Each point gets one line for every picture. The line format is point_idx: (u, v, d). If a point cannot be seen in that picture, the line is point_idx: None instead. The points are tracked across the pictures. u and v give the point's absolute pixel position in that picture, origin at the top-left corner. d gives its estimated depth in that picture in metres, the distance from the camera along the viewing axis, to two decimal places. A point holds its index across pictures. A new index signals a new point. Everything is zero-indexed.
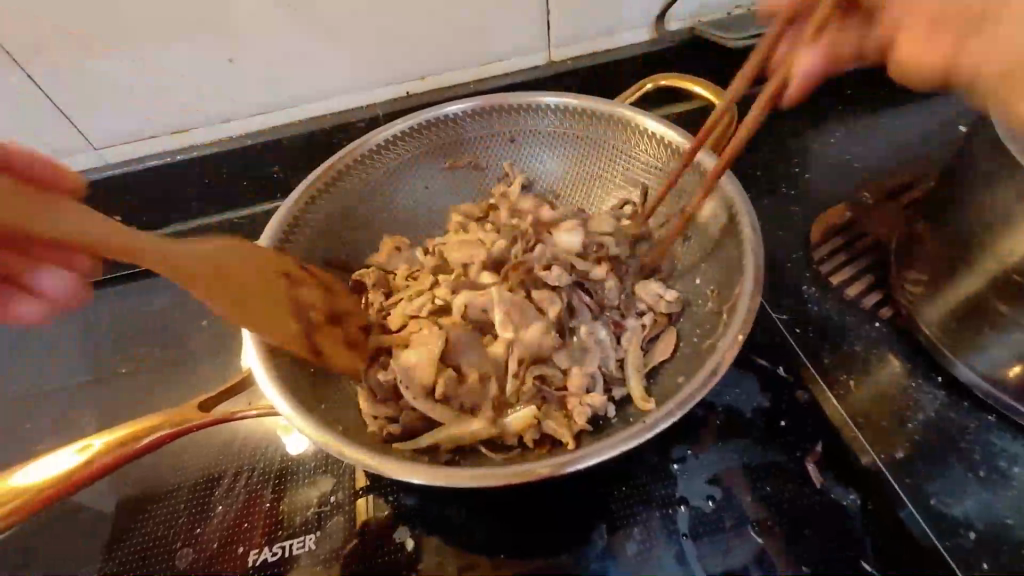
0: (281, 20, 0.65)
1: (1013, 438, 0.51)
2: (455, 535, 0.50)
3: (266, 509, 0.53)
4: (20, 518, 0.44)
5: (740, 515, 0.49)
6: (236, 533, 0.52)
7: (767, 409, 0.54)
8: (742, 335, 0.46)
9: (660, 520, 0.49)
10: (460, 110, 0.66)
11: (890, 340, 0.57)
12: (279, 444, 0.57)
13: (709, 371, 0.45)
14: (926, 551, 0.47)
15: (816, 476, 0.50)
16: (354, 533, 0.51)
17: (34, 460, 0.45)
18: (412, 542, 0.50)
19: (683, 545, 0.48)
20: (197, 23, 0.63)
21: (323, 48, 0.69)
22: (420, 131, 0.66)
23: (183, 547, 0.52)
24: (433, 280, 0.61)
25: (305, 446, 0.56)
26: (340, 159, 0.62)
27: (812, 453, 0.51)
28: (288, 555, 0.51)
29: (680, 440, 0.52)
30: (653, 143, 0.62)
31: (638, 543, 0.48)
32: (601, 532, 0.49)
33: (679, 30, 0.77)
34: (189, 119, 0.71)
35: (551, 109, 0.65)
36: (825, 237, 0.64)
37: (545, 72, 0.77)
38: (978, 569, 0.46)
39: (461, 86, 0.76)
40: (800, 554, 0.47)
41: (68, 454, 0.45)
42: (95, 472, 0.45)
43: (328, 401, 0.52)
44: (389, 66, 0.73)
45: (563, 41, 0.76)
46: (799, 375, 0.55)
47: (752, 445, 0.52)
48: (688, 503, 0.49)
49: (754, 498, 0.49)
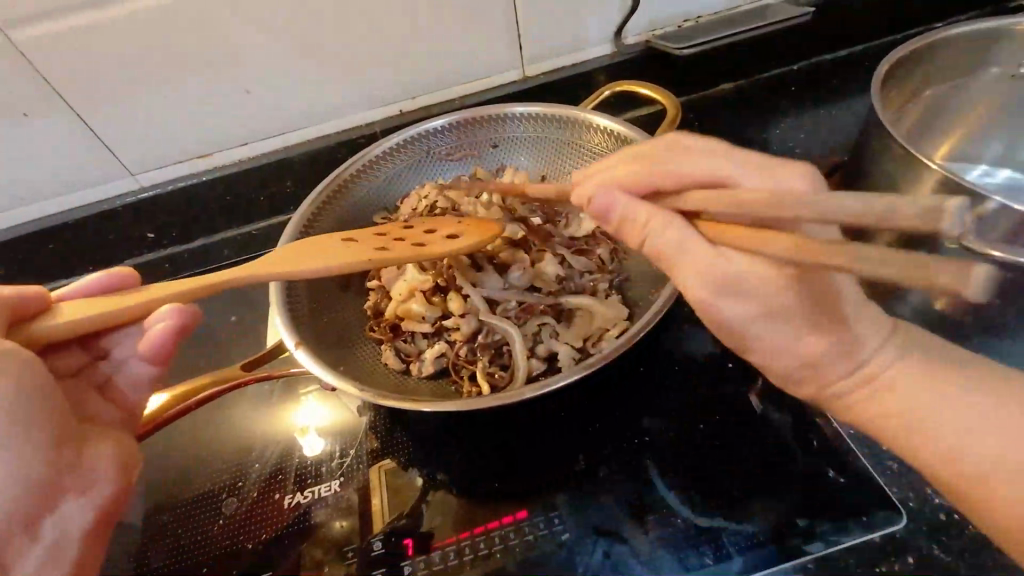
0: (287, 55, 0.77)
1: None
2: (457, 473, 0.59)
3: (296, 464, 0.62)
4: None
5: (694, 439, 0.56)
6: (272, 483, 0.61)
7: (718, 354, 0.62)
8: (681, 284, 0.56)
9: (628, 447, 0.57)
10: (443, 123, 0.77)
11: None
12: (297, 446, 0.64)
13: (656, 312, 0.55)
14: (858, 468, 0.53)
15: (757, 404, 0.58)
16: (370, 487, 0.59)
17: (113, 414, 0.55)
18: (420, 481, 0.59)
19: (647, 466, 0.56)
20: (215, 59, 0.75)
21: (325, 77, 0.81)
22: (409, 145, 0.78)
23: (228, 497, 0.61)
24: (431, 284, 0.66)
25: (319, 447, 0.63)
26: (346, 169, 0.74)
27: (753, 388, 0.59)
28: (317, 497, 0.59)
29: (644, 384, 0.61)
30: (608, 139, 0.73)
31: (610, 469, 0.56)
32: (580, 461, 0.57)
33: (635, 44, 0.90)
34: (212, 145, 0.83)
35: (522, 116, 0.76)
36: None
37: (520, 86, 0.89)
38: (891, 469, 0.53)
39: (446, 103, 0.88)
40: (745, 466, 0.54)
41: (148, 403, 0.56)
42: (162, 421, 0.55)
43: (346, 365, 0.62)
44: (383, 91, 0.85)
45: (534, 58, 0.88)
46: None
47: (703, 384, 0.60)
48: (650, 434, 0.58)
49: (705, 424, 0.57)
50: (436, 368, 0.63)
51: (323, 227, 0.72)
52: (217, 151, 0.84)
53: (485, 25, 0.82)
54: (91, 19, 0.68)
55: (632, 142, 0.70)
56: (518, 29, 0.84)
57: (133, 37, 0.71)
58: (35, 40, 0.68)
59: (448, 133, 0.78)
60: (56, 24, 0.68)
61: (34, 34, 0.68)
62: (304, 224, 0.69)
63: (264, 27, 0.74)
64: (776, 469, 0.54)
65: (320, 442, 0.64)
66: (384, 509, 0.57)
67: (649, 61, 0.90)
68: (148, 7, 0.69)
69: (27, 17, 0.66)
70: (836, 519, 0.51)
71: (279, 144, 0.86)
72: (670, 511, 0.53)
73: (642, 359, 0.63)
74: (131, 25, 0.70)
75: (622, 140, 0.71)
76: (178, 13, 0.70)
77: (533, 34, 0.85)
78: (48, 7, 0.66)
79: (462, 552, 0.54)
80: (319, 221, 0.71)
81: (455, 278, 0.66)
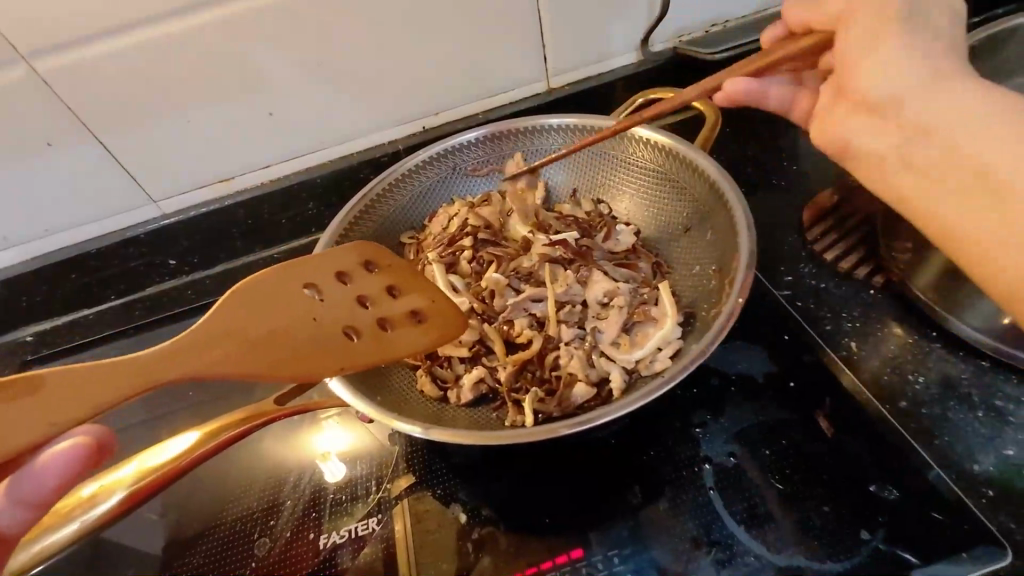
0: (310, 75, 0.76)
1: (1018, 382, 0.54)
2: (500, 506, 0.55)
3: (330, 498, 0.58)
4: (117, 512, 0.49)
5: (762, 468, 0.52)
6: (305, 522, 0.57)
7: (776, 373, 0.58)
8: (741, 299, 0.52)
9: (688, 477, 0.53)
10: (472, 137, 0.74)
11: (886, 304, 0.63)
12: (321, 471, 0.60)
13: (715, 332, 0.51)
14: (943, 495, 0.48)
15: (827, 427, 0.53)
16: (394, 524, 0.55)
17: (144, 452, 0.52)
18: (463, 517, 0.55)
19: (710, 496, 0.51)
20: (240, 85, 0.74)
21: (349, 95, 0.79)
22: (434, 161, 0.75)
23: (260, 538, 0.57)
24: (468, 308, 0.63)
25: (341, 475, 0.60)
26: (374, 187, 0.72)
27: (821, 408, 0.55)
28: (355, 537, 0.55)
29: (699, 407, 0.57)
30: (645, 147, 0.69)
31: (669, 501, 0.52)
32: (636, 493, 0.53)
33: (663, 51, 0.87)
34: (233, 170, 0.81)
35: (554, 128, 0.74)
36: (815, 221, 0.72)
37: (546, 98, 0.87)
38: (983, 496, 0.48)
39: (470, 118, 0.86)
40: (818, 496, 0.49)
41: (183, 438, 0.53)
42: (200, 456, 0.52)
43: (382, 393, 0.58)
44: (407, 108, 0.83)
45: (560, 70, 0.85)
46: (802, 341, 0.60)
47: (765, 406, 0.56)
48: (711, 461, 0.53)
49: (772, 451, 0.53)
50: (476, 394, 0.60)
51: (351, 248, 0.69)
52: (239, 175, 0.82)
53: (509, 41, 0.80)
54: (112, 46, 0.67)
55: (672, 151, 0.67)
56: (543, 40, 0.82)
57: (153, 63, 0.69)
58: (57, 69, 0.67)
59: (475, 148, 0.75)
60: (80, 52, 0.67)
61: (55, 63, 0.67)
62: (332, 247, 0.66)
63: (283, 48, 0.73)
64: (847, 500, 0.49)
65: (342, 467, 0.60)
66: (409, 535, 0.54)
67: (677, 68, 0.88)
68: (170, 32, 0.68)
69: (50, 47, 0.66)
70: (898, 539, 0.46)
71: (301, 165, 0.84)
72: (741, 550, 0.48)
73: (695, 381, 0.59)
74: (152, 52, 0.69)
75: (661, 149, 0.68)
76: (197, 37, 0.69)
77: (559, 43, 0.82)
78: (69, 35, 0.65)
79: None
80: (348, 242, 0.69)
81: (495, 302, 0.64)
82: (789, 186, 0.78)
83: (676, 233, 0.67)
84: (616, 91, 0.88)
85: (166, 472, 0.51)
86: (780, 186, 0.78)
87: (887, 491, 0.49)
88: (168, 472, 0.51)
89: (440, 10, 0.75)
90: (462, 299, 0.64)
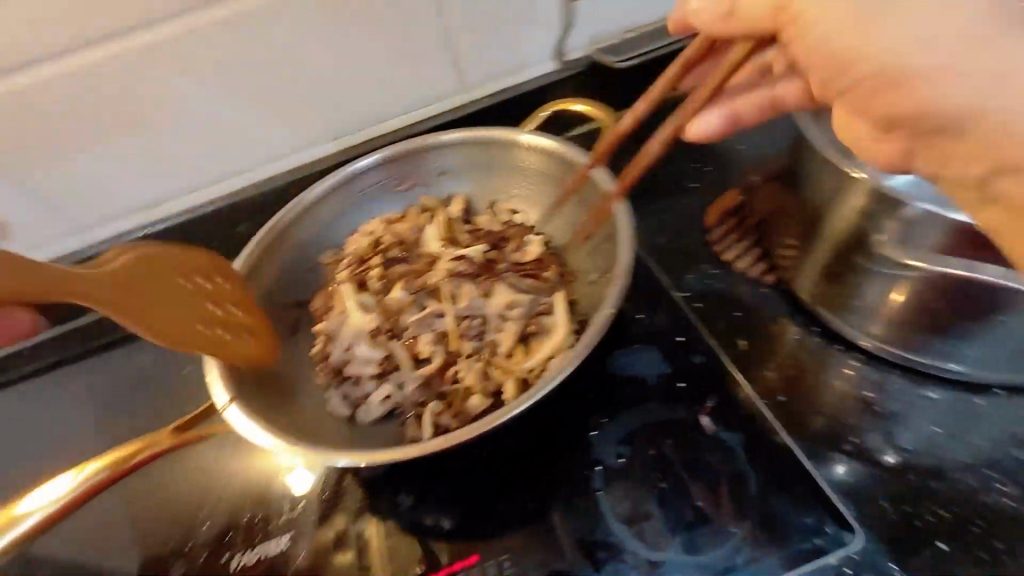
0: (224, 103, 0.75)
1: (887, 374, 0.58)
2: (410, 518, 0.57)
3: (245, 519, 0.60)
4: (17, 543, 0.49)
5: (645, 467, 0.54)
6: (220, 542, 0.59)
7: (668, 374, 0.61)
8: (612, 311, 0.55)
9: (580, 479, 0.55)
10: (379, 158, 0.76)
11: (776, 302, 0.66)
12: (239, 493, 0.62)
13: (586, 343, 0.54)
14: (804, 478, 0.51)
15: (709, 425, 0.56)
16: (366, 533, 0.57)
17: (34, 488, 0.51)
18: (370, 531, 0.57)
19: (597, 497, 0.54)
20: (144, 110, 0.72)
21: (270, 122, 0.79)
22: (342, 186, 0.75)
23: (175, 561, 0.59)
24: (375, 327, 0.65)
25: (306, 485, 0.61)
26: (287, 212, 0.73)
27: (705, 407, 0.57)
28: (267, 554, 0.57)
29: (596, 411, 0.59)
30: (545, 159, 0.72)
31: (560, 503, 0.54)
32: (530, 498, 0.56)
33: (580, 59, 0.89)
34: (155, 199, 0.79)
35: (460, 143, 0.75)
36: (719, 222, 0.75)
37: (467, 111, 0.88)
38: (844, 484, 0.51)
39: (393, 135, 0.86)
40: (694, 492, 0.52)
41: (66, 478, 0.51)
42: (105, 482, 0.51)
43: (288, 416, 0.60)
44: (329, 127, 0.83)
45: (477, 82, 0.87)
46: (696, 342, 0.63)
47: (656, 407, 0.59)
48: (602, 464, 0.56)
49: (657, 450, 0.55)
50: (384, 410, 0.61)
51: (266, 274, 0.70)
52: (164, 204, 0.80)
53: (422, 58, 0.81)
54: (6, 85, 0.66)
55: (559, 156, 0.70)
56: (456, 55, 0.83)
57: (80, 91, 0.68)
58: None
59: (386, 167, 0.77)
60: None
61: None
62: (244, 276, 0.68)
63: (208, 74, 0.72)
64: (724, 493, 0.51)
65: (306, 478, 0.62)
66: (379, 540, 0.56)
67: (594, 74, 0.89)
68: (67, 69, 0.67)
69: None
70: (762, 528, 0.49)
71: (229, 187, 0.82)
72: (621, 547, 0.50)
73: (594, 385, 0.61)
74: (51, 88, 0.67)
75: (561, 160, 0.70)
76: (105, 70, 0.68)
77: (473, 59, 0.84)
78: None
79: None
80: (263, 267, 0.70)
81: (402, 320, 0.66)
82: (699, 188, 0.80)
83: (580, 241, 0.70)
84: (537, 100, 0.89)
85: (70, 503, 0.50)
86: (692, 188, 0.80)
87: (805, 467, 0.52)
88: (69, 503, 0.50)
89: (347, 32, 0.75)
90: (368, 318, 0.66)
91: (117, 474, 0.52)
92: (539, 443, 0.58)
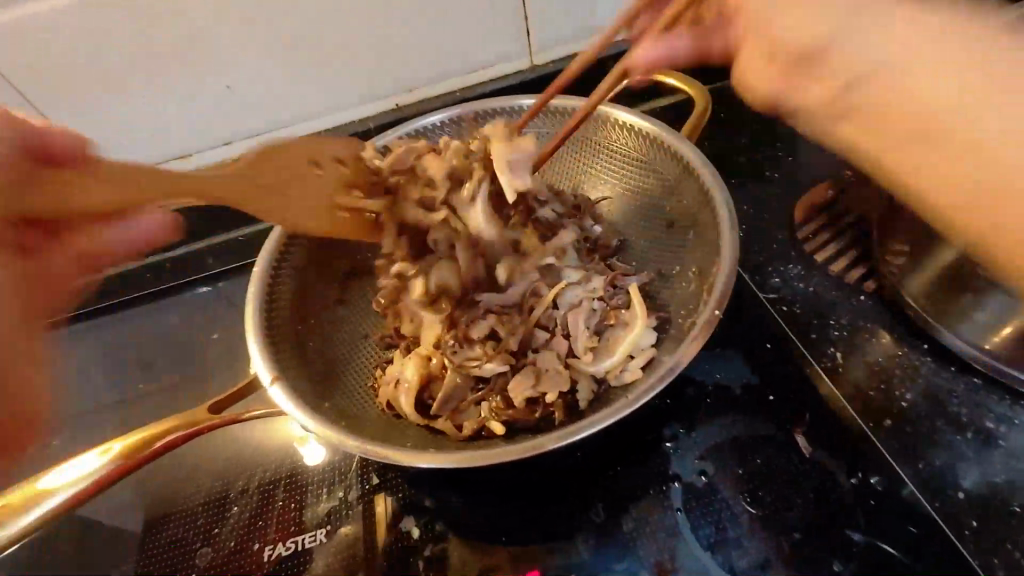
0: (271, 49, 0.68)
1: (1010, 403, 0.51)
2: (461, 521, 0.52)
3: (278, 507, 0.55)
4: (47, 518, 0.44)
5: (732, 488, 0.48)
6: (251, 531, 0.54)
7: (755, 386, 0.54)
8: (718, 313, 0.48)
9: (656, 496, 0.49)
10: (438, 121, 0.69)
11: (877, 312, 0.59)
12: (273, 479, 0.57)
13: (685, 349, 0.47)
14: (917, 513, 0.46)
15: (805, 446, 0.50)
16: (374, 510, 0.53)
17: (59, 464, 0.46)
18: (417, 533, 0.51)
19: (676, 518, 0.48)
20: (186, 49, 0.66)
21: (319, 75, 0.72)
22: (405, 143, 0.69)
23: (201, 547, 0.54)
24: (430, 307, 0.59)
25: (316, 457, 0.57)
26: (335, 173, 0.66)
27: (800, 425, 0.51)
28: (302, 549, 0.52)
29: (673, 420, 0.53)
30: (627, 134, 0.64)
31: (633, 521, 0.49)
32: (598, 512, 0.50)
33: None
34: (189, 147, 0.74)
35: (529, 111, 0.68)
36: (810, 218, 0.67)
37: (529, 77, 0.80)
38: (967, 528, 0.45)
39: (446, 96, 0.79)
40: (789, 521, 0.46)
41: (90, 457, 0.45)
42: (129, 467, 0.46)
43: (333, 401, 0.54)
44: (379, 84, 0.76)
45: (543, 46, 0.79)
46: (786, 352, 0.56)
47: (743, 422, 0.52)
48: (681, 480, 0.50)
49: (746, 470, 0.49)
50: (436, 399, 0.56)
51: None
52: (197, 153, 0.75)
53: (488, 14, 0.73)
54: (38, 9, 0.60)
55: (654, 138, 0.61)
56: (524, 12, 0.75)
57: (116, 21, 0.62)
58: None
59: (445, 131, 0.70)
60: (13, 14, 0.60)
61: None
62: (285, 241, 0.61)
63: (256, 16, 0.66)
64: (824, 526, 0.46)
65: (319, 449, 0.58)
66: (386, 515, 0.53)
67: None
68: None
69: None
70: (870, 571, 0.44)
71: (266, 143, 0.77)
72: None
73: (669, 390, 0.55)
74: (87, 17, 0.61)
75: (646, 137, 0.62)
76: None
77: (545, 19, 0.76)
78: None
79: None
80: None
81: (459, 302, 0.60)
82: (785, 178, 0.72)
83: (659, 229, 0.63)
84: (605, 69, 0.81)
85: (97, 483, 0.45)
86: (777, 177, 0.72)
87: (873, 479, 0.48)
88: (97, 484, 0.45)
89: None
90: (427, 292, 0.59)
91: (152, 454, 0.47)
92: (608, 451, 0.52)
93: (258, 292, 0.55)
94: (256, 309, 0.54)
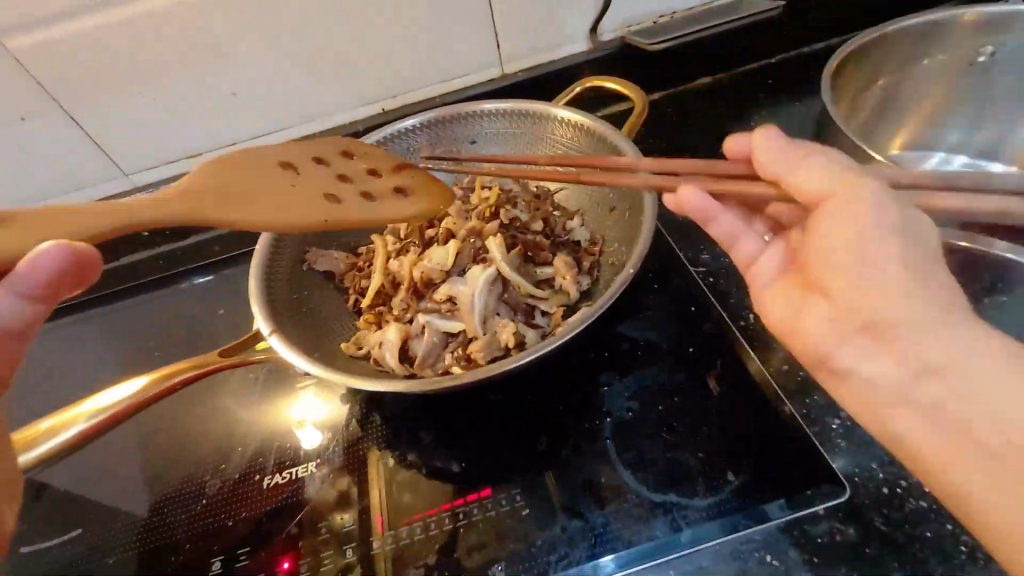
0: (272, 58, 0.79)
1: None
2: (428, 452, 0.61)
3: (277, 447, 0.65)
4: (67, 446, 0.53)
5: (653, 420, 0.58)
6: (253, 465, 0.64)
7: (678, 340, 0.64)
8: (635, 269, 0.58)
9: (590, 428, 0.59)
10: (415, 122, 0.79)
11: None
12: (272, 426, 0.67)
13: (607, 295, 0.58)
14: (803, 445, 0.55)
15: (714, 386, 0.60)
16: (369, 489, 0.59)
17: (88, 397, 0.55)
18: (392, 462, 0.61)
19: (606, 443, 0.58)
20: (199, 59, 0.77)
21: (314, 82, 0.83)
22: (387, 142, 0.80)
23: (211, 479, 0.64)
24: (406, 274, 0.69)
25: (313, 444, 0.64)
26: None
27: (712, 370, 0.61)
28: (295, 478, 0.62)
29: (608, 368, 0.63)
30: (574, 130, 0.75)
31: (570, 448, 0.58)
32: (543, 442, 0.60)
33: (613, 39, 0.91)
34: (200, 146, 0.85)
35: (492, 112, 0.79)
36: None
37: (499, 83, 0.91)
38: (837, 445, 0.55)
39: (425, 100, 0.90)
40: (697, 444, 0.56)
41: (115, 391, 0.55)
42: (141, 403, 0.55)
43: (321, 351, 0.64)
44: (367, 90, 0.86)
45: (511, 57, 0.89)
46: (706, 313, 0.66)
47: (666, 368, 0.62)
48: (612, 415, 0.60)
49: (664, 406, 0.59)
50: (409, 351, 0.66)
51: None
52: (206, 151, 0.85)
53: (462, 29, 0.84)
54: (74, 28, 0.70)
55: (595, 133, 0.72)
56: (494, 27, 0.85)
57: (140, 36, 0.73)
58: (39, 47, 0.70)
59: (420, 130, 0.80)
60: (53, 32, 0.70)
61: (28, 42, 0.70)
62: None
63: (260, 32, 0.77)
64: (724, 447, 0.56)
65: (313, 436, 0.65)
66: (383, 503, 0.58)
67: (624, 56, 0.92)
68: (127, 15, 0.71)
69: (19, 25, 0.69)
70: (759, 480, 0.53)
71: (268, 142, 0.88)
72: (626, 489, 0.55)
73: (607, 344, 0.65)
74: (115, 34, 0.72)
75: (589, 132, 0.73)
76: (166, 17, 0.72)
77: (511, 32, 0.86)
78: (52, 14, 0.69)
79: (428, 527, 0.56)
80: None
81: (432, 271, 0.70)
82: None
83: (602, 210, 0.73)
84: (567, 76, 0.92)
85: (112, 415, 0.54)
86: None
87: (785, 425, 0.56)
88: (114, 415, 0.54)
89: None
90: (404, 271, 0.70)
91: (161, 393, 0.56)
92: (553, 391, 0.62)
93: (260, 261, 0.66)
94: (258, 273, 0.65)
